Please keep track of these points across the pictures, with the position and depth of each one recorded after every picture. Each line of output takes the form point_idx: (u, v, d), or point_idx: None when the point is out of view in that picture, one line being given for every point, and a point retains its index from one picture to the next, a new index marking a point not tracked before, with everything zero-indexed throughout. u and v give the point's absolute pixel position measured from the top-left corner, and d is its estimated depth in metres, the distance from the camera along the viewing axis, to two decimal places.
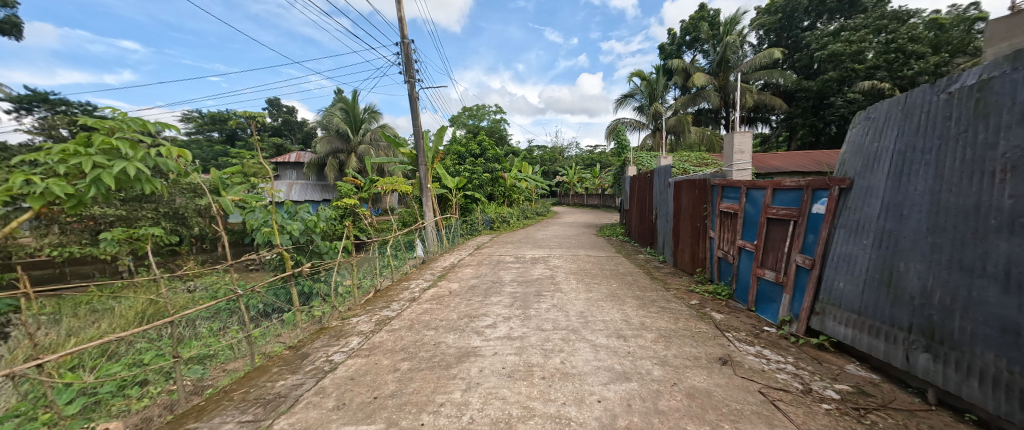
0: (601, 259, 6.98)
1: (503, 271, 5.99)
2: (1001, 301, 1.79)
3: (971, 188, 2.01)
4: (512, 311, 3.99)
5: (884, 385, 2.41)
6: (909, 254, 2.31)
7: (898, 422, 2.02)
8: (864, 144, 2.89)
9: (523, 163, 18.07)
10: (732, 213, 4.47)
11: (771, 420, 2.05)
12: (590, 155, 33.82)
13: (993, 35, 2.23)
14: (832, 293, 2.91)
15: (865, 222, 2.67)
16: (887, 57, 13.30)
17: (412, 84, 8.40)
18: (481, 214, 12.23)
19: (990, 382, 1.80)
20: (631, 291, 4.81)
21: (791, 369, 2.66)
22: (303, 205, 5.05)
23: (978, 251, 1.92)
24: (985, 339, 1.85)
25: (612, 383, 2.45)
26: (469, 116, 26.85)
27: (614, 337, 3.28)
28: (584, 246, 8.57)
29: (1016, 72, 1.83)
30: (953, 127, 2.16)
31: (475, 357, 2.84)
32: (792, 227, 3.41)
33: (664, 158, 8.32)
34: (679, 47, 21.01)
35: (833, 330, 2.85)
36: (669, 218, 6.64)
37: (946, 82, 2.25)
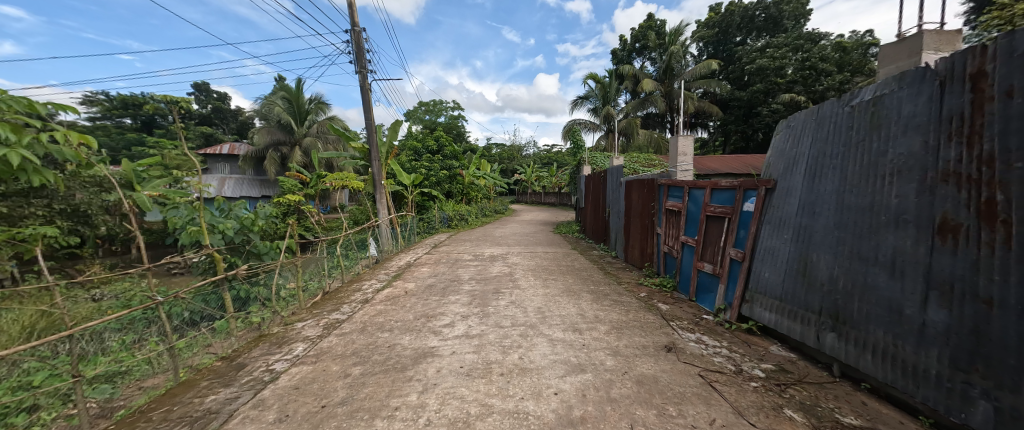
0: (558, 256, 7.15)
1: (461, 269, 5.92)
2: (889, 286, 2.12)
3: (867, 190, 2.34)
4: (471, 309, 3.95)
5: (799, 362, 2.74)
6: (820, 247, 2.64)
7: (811, 394, 2.31)
8: (786, 149, 3.24)
9: (481, 161, 17.93)
10: (676, 210, 4.80)
11: (708, 400, 2.25)
12: (547, 155, 34.41)
13: (885, 58, 2.61)
14: (759, 282, 3.24)
15: (787, 219, 3.01)
16: (803, 73, 15.16)
17: (364, 74, 7.96)
18: (439, 212, 11.96)
19: (881, 355, 2.14)
20: (586, 286, 4.98)
21: (725, 353, 2.93)
22: (237, 202, 4.64)
23: (872, 243, 2.25)
24: (876, 319, 2.18)
25: (568, 375, 2.53)
26: (425, 112, 26.01)
27: (570, 331, 3.38)
28: (542, 244, 8.70)
29: (903, 90, 2.15)
30: (854, 135, 2.50)
31: (433, 357, 2.77)
32: (727, 224, 3.75)
33: (616, 158, 8.75)
34: (630, 53, 22.11)
35: (760, 315, 3.18)
36: (621, 216, 7.00)
37: (849, 97, 2.60)
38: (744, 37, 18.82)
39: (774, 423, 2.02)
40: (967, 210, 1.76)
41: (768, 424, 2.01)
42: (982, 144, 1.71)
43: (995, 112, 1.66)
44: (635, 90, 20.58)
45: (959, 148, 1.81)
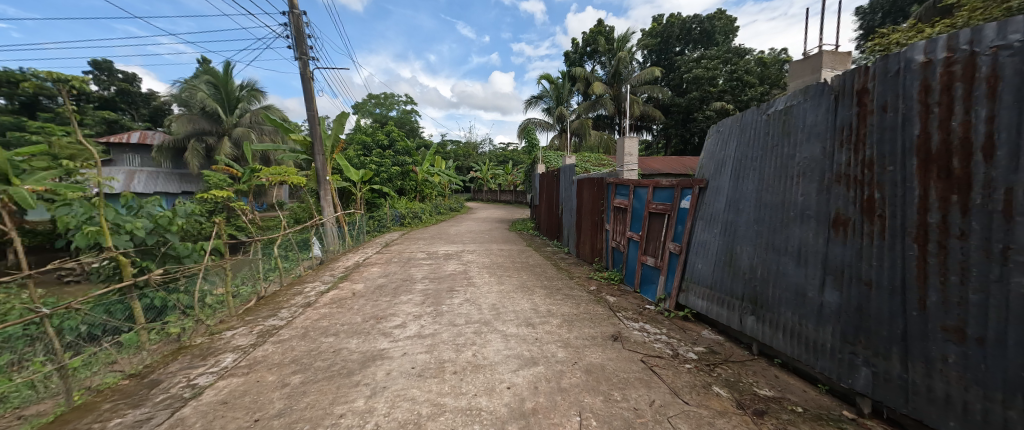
0: (512, 253, 7.23)
1: (414, 268, 5.75)
2: (796, 273, 2.44)
3: (779, 189, 2.66)
4: (424, 308, 3.86)
5: (725, 343, 3.05)
6: (743, 239, 2.96)
7: (735, 371, 2.59)
8: (715, 152, 3.57)
9: (435, 157, 17.49)
10: (623, 208, 5.08)
11: (649, 383, 2.43)
12: (503, 153, 34.51)
13: (794, 73, 2.97)
14: (694, 273, 3.55)
15: (716, 215, 3.33)
16: (731, 84, 16.85)
17: (304, 61, 7.38)
18: (390, 210, 11.50)
19: (790, 333, 2.46)
20: (539, 281, 5.10)
21: (664, 339, 3.18)
22: (150, 199, 4.10)
23: (783, 236, 2.57)
24: (786, 302, 2.51)
25: (521, 369, 2.58)
26: (375, 105, 24.74)
27: (524, 326, 3.43)
28: (497, 241, 8.74)
29: (808, 102, 2.47)
30: (770, 141, 2.83)
31: (383, 360, 2.67)
32: (667, 220, 4.04)
33: (568, 157, 9.02)
34: (581, 56, 22.87)
35: (694, 303, 3.49)
36: (573, 213, 7.25)
37: (766, 106, 2.92)
38: (683, 48, 20.37)
39: (704, 400, 2.23)
40: (855, 206, 2.08)
41: (699, 401, 2.22)
42: (865, 150, 2.03)
43: (875, 123, 1.98)
44: (587, 92, 21.36)
45: (849, 154, 2.14)
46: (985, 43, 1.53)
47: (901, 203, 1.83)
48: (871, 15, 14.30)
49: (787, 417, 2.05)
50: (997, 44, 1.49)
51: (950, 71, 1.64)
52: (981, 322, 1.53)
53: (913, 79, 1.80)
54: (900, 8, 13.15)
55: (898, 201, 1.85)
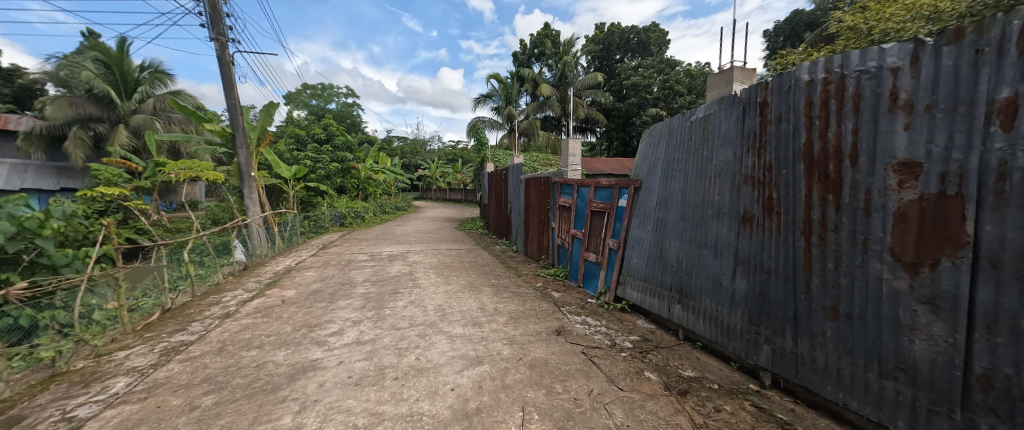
0: (461, 252, 7.15)
1: (354, 271, 5.42)
2: (714, 264, 2.73)
3: (700, 189, 2.94)
4: (364, 313, 3.65)
5: (656, 331, 3.31)
6: (671, 235, 3.23)
7: (664, 356, 2.83)
8: (647, 154, 3.84)
9: (379, 154, 16.67)
10: (567, 206, 5.27)
11: (589, 373, 2.56)
12: (452, 151, 33.96)
13: (712, 85, 3.30)
14: (630, 267, 3.80)
15: (649, 213, 3.59)
16: (664, 92, 18.34)
17: (222, 43, 6.58)
18: (329, 209, 10.73)
19: (709, 318, 2.75)
20: (487, 280, 5.11)
21: (603, 330, 3.36)
22: (13, 197, 3.36)
23: (704, 232, 2.86)
24: (706, 291, 2.79)
25: (466, 369, 2.56)
26: (311, 96, 22.86)
27: (470, 326, 3.41)
28: (445, 241, 8.58)
29: (722, 111, 2.76)
30: (692, 145, 3.11)
31: (316, 370, 2.48)
32: (606, 218, 4.28)
33: (516, 156, 9.13)
34: (529, 58, 23.29)
35: (631, 295, 3.74)
36: (521, 212, 7.36)
37: (689, 114, 3.20)
38: (623, 55, 21.66)
39: (636, 385, 2.40)
40: (758, 204, 2.38)
41: (632, 386, 2.39)
42: (765, 155, 2.33)
43: (773, 132, 2.28)
44: (535, 93, 21.79)
45: (753, 159, 2.44)
46: (851, 67, 1.84)
47: (792, 202, 2.13)
48: (775, 38, 16.50)
49: (705, 394, 2.28)
50: (859, 69, 1.80)
51: (827, 89, 1.94)
52: (849, 301, 1.85)
53: (800, 94, 2.11)
54: (795, 33, 15.34)
55: (790, 200, 2.15)
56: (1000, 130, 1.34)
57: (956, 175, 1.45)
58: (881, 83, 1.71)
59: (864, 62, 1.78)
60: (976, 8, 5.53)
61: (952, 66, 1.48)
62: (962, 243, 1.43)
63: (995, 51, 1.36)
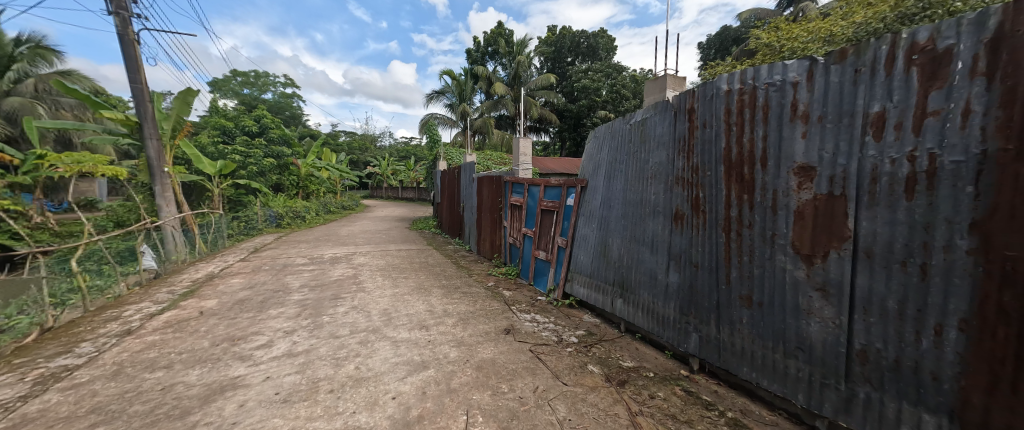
0: (411, 253, 6.91)
1: (289, 276, 5.00)
2: (651, 259, 2.89)
3: (639, 188, 3.11)
4: (298, 322, 3.37)
5: (601, 325, 3.45)
6: (613, 233, 3.38)
7: (607, 348, 2.95)
8: (592, 155, 3.98)
9: (323, 149, 15.59)
10: (519, 205, 5.30)
11: (535, 370, 2.59)
12: (404, 148, 32.74)
13: (649, 90, 3.49)
14: (577, 264, 3.93)
15: (594, 211, 3.72)
16: (612, 96, 19.24)
17: (124, 18, 5.70)
18: (263, 209, 9.81)
19: (647, 310, 2.92)
20: (437, 281, 4.98)
21: (551, 326, 3.43)
22: None
23: (642, 229, 3.02)
24: (644, 285, 2.95)
25: (409, 376, 2.46)
26: (242, 84, 20.69)
27: (416, 329, 3.29)
28: (395, 241, 8.24)
29: (657, 116, 2.93)
30: (631, 147, 3.27)
31: (236, 389, 2.23)
32: (555, 216, 4.37)
33: (468, 155, 9.01)
34: (483, 55, 23.13)
35: (579, 291, 3.87)
36: (474, 211, 7.29)
37: (628, 117, 3.36)
38: (574, 58, 22.29)
39: (579, 378, 2.48)
40: (687, 203, 2.56)
41: (575, 380, 2.46)
42: (693, 158, 2.51)
43: (699, 136, 2.46)
44: (489, 91, 21.67)
45: (683, 161, 2.61)
46: (761, 80, 2.04)
47: (715, 201, 2.32)
48: (707, 50, 18.02)
49: (642, 382, 2.42)
50: (768, 82, 2.00)
51: (742, 99, 2.14)
52: (760, 290, 2.05)
53: (721, 102, 2.29)
54: (724, 47, 16.88)
55: (713, 199, 2.34)
56: (872, 140, 1.57)
57: (841, 178, 1.67)
58: (784, 96, 1.92)
59: (771, 76, 1.98)
60: (862, 32, 6.46)
61: (837, 83, 1.70)
62: (845, 237, 1.66)
63: (868, 72, 1.58)
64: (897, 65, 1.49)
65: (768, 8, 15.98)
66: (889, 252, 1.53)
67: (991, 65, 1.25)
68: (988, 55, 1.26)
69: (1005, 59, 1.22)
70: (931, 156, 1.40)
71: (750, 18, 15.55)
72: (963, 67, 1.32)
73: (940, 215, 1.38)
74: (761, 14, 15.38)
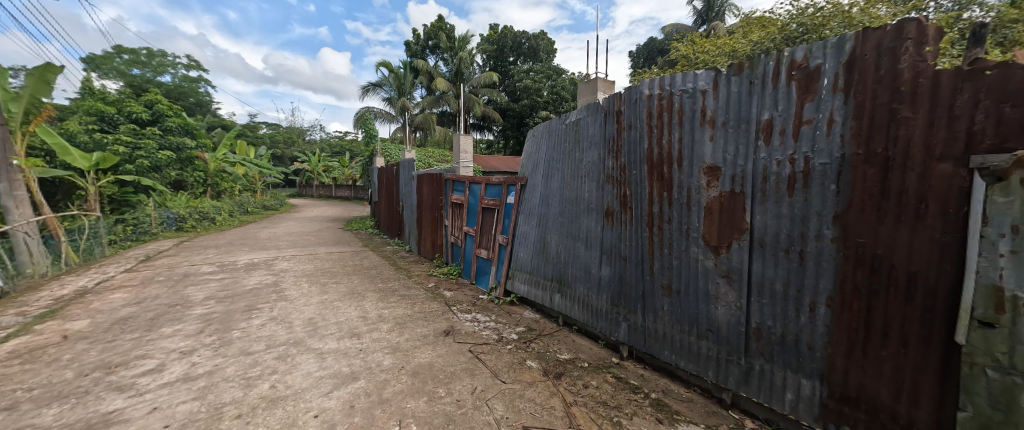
0: (344, 256, 6.42)
1: (191, 288, 4.32)
2: (586, 255, 3.01)
3: (574, 186, 3.22)
4: (201, 340, 2.93)
5: (540, 320, 3.52)
6: (551, 230, 3.46)
7: (545, 343, 3.01)
8: (531, 154, 4.03)
9: (238, 142, 13.81)
10: (460, 203, 5.20)
11: (473, 371, 2.54)
12: (338, 143, 30.42)
13: (583, 92, 3.63)
14: (518, 262, 3.97)
15: (533, 209, 3.79)
16: (553, 97, 19.87)
17: None
18: (158, 210, 8.39)
19: (583, 303, 3.03)
20: (372, 285, 4.69)
21: (491, 325, 3.42)
22: None
23: (577, 226, 3.13)
24: (580, 279, 3.07)
25: (335, 390, 2.26)
26: (130, 63, 17.48)
27: (346, 339, 3.04)
28: (325, 244, 7.59)
29: (589, 117, 3.06)
30: (566, 146, 3.37)
31: (110, 427, 1.86)
32: (496, 214, 4.36)
33: (408, 151, 8.63)
34: (423, 49, 22.36)
35: (519, 288, 3.92)
36: (414, 210, 7.01)
37: (564, 117, 3.45)
38: (516, 58, 22.57)
39: (518, 375, 2.49)
40: (616, 201, 2.71)
41: (514, 377, 2.47)
42: (621, 158, 2.66)
43: (626, 137, 2.61)
44: (430, 86, 21.02)
45: (612, 160, 2.76)
46: (676, 87, 2.22)
47: (641, 199, 2.48)
48: (636, 59, 19.46)
49: (577, 373, 2.51)
50: (682, 89, 2.18)
51: (661, 103, 2.31)
52: (678, 279, 2.24)
53: (644, 106, 2.46)
54: (651, 57, 18.36)
55: (638, 197, 2.50)
56: (763, 144, 1.79)
57: (740, 178, 1.89)
58: (695, 102, 2.11)
59: (685, 84, 2.17)
60: (759, 49, 7.47)
61: (737, 92, 1.91)
62: (743, 229, 1.88)
63: (759, 84, 1.80)
64: (780, 79, 1.71)
65: (687, 25, 17.73)
66: (777, 242, 1.76)
67: (847, 83, 1.50)
68: (845, 74, 1.50)
69: (856, 79, 1.47)
70: (806, 158, 1.63)
71: (672, 31, 17.12)
72: (827, 83, 1.56)
73: (813, 209, 1.62)
74: (681, 30, 17.02)
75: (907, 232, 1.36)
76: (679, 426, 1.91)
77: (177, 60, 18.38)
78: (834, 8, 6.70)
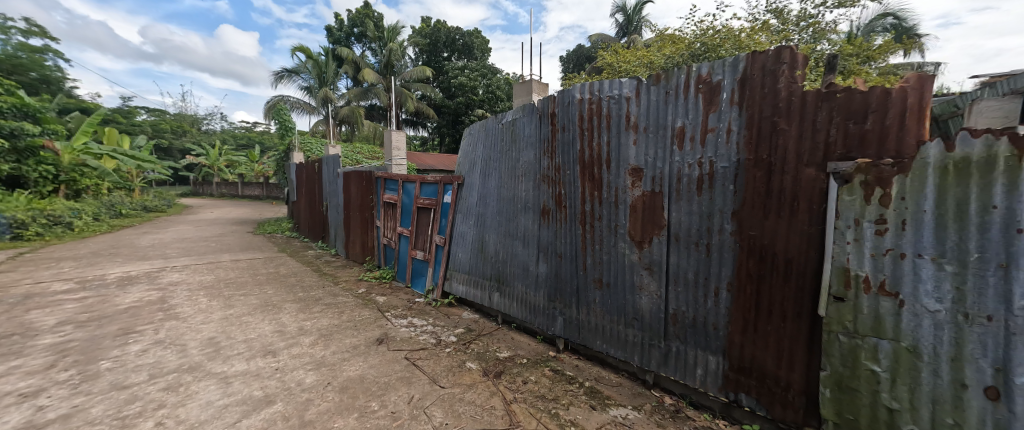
0: (254, 263, 5.64)
1: (35, 312, 3.40)
2: (524, 253, 3.06)
3: (511, 186, 3.25)
4: (52, 377, 2.32)
5: (479, 320, 3.50)
6: (489, 230, 3.45)
7: (485, 343, 2.99)
8: (468, 152, 3.97)
9: (106, 130, 11.31)
10: (392, 203, 4.91)
11: (411, 379, 2.42)
12: (245, 135, 26.63)
13: (519, 92, 3.69)
14: (456, 262, 3.90)
15: (471, 209, 3.74)
16: (488, 96, 19.86)
17: None
18: None
19: (522, 301, 3.08)
20: (291, 295, 4.19)
21: (429, 329, 3.29)
22: None
23: (515, 225, 3.17)
24: (518, 277, 3.11)
25: (245, 418, 1.96)
26: None
27: (259, 358, 2.67)
28: (230, 250, 6.58)
29: (525, 117, 3.11)
30: (503, 146, 3.38)
31: None
32: (432, 214, 4.21)
33: (332, 147, 7.91)
34: (348, 36, 20.71)
35: (457, 289, 3.85)
36: (340, 210, 6.45)
37: (500, 117, 3.45)
38: (450, 54, 22.01)
39: (457, 378, 2.44)
40: (552, 200, 2.80)
41: (453, 381, 2.41)
42: (555, 159, 2.76)
43: (560, 139, 2.71)
44: (357, 77, 19.55)
45: (548, 161, 2.85)
46: (604, 93, 2.37)
47: (574, 198, 2.60)
48: (567, 64, 20.46)
49: (516, 370, 2.54)
50: (609, 95, 2.33)
51: (591, 108, 2.45)
52: (608, 273, 2.40)
53: (576, 109, 2.58)
54: (580, 63, 19.46)
55: (572, 196, 2.62)
56: (677, 149, 1.99)
57: (659, 178, 2.10)
58: (620, 108, 2.28)
59: (612, 90, 2.32)
60: (670, 62, 8.35)
61: (655, 100, 2.10)
62: (662, 225, 2.08)
63: (674, 94, 2.00)
64: (690, 91, 1.92)
65: (610, 36, 19.14)
66: (689, 236, 1.98)
67: (741, 97, 1.74)
68: (739, 90, 1.75)
69: (747, 94, 1.72)
70: (711, 162, 1.86)
71: (598, 41, 18.37)
72: (726, 97, 1.80)
73: (716, 207, 1.85)
74: (606, 40, 18.31)
75: (784, 225, 1.63)
76: (610, 410, 2.05)
77: (9, 22, 14.39)
78: (727, 33, 7.86)
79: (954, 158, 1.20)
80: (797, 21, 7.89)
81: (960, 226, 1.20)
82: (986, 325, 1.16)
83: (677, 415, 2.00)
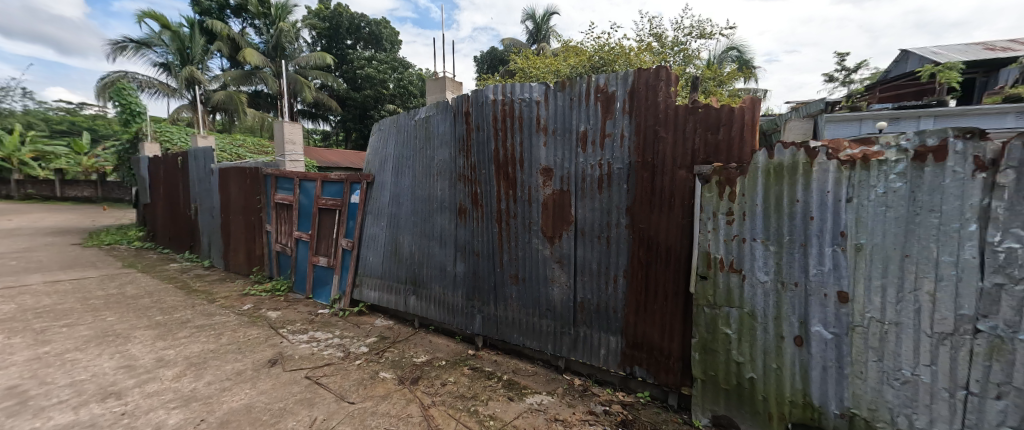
0: (84, 284, 4.35)
1: None
2: (441, 253, 2.99)
3: (426, 185, 3.14)
4: None
5: (394, 326, 3.30)
6: (404, 230, 3.29)
7: (400, 350, 2.84)
8: (378, 148, 3.71)
9: None
10: (287, 204, 4.31)
11: (313, 400, 2.16)
12: (66, 118, 20.36)
13: (433, 88, 3.58)
14: (366, 267, 3.62)
15: (382, 209, 3.51)
16: (399, 91, 18.74)
17: None
18: None
19: (440, 302, 3.02)
20: (146, 319, 3.36)
21: (335, 342, 2.99)
22: None
23: (431, 226, 3.08)
24: (436, 278, 3.03)
25: None
26: None
27: (95, 403, 2.08)
28: (42, 270, 4.95)
29: (439, 114, 3.03)
30: (417, 143, 3.24)
31: None
32: (337, 216, 3.82)
33: (201, 138, 6.57)
34: (222, 8, 17.46)
35: (369, 296, 3.58)
36: (216, 213, 5.39)
37: (413, 112, 3.30)
38: (355, 41, 20.15)
39: (369, 391, 2.27)
40: (468, 198, 2.80)
41: (364, 394, 2.23)
42: (471, 157, 2.77)
43: (475, 138, 2.73)
44: (236, 57, 16.61)
45: (463, 160, 2.84)
46: (517, 95, 2.46)
47: (489, 196, 2.65)
48: (481, 65, 20.60)
49: (434, 373, 2.48)
50: (522, 97, 2.44)
51: (505, 109, 2.52)
52: (523, 268, 2.51)
53: (489, 110, 2.62)
54: (494, 65, 19.80)
55: (488, 194, 2.66)
56: (581, 150, 2.19)
57: (566, 178, 2.27)
58: (532, 110, 2.39)
59: (523, 93, 2.44)
60: (575, 72, 9.13)
61: (562, 105, 2.27)
62: (569, 221, 2.26)
63: (578, 100, 2.19)
64: (591, 99, 2.13)
65: (522, 41, 19.88)
66: (593, 230, 2.19)
67: (631, 107, 1.99)
68: (629, 100, 2.00)
69: (635, 105, 1.98)
70: (609, 163, 2.09)
71: (510, 45, 18.94)
72: (619, 106, 2.04)
73: (614, 204, 2.09)
74: (518, 45, 19.02)
75: (665, 217, 1.92)
76: (527, 399, 2.15)
77: None
78: (620, 50, 8.90)
79: (774, 164, 1.58)
80: (671, 46, 9.35)
81: (778, 215, 1.58)
82: (795, 289, 1.56)
83: (585, 393, 2.20)
